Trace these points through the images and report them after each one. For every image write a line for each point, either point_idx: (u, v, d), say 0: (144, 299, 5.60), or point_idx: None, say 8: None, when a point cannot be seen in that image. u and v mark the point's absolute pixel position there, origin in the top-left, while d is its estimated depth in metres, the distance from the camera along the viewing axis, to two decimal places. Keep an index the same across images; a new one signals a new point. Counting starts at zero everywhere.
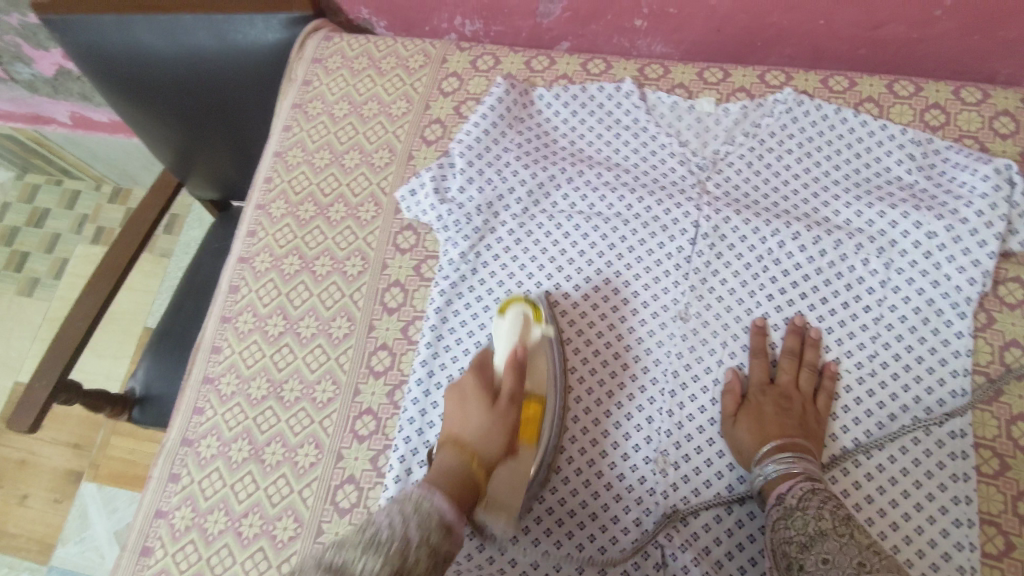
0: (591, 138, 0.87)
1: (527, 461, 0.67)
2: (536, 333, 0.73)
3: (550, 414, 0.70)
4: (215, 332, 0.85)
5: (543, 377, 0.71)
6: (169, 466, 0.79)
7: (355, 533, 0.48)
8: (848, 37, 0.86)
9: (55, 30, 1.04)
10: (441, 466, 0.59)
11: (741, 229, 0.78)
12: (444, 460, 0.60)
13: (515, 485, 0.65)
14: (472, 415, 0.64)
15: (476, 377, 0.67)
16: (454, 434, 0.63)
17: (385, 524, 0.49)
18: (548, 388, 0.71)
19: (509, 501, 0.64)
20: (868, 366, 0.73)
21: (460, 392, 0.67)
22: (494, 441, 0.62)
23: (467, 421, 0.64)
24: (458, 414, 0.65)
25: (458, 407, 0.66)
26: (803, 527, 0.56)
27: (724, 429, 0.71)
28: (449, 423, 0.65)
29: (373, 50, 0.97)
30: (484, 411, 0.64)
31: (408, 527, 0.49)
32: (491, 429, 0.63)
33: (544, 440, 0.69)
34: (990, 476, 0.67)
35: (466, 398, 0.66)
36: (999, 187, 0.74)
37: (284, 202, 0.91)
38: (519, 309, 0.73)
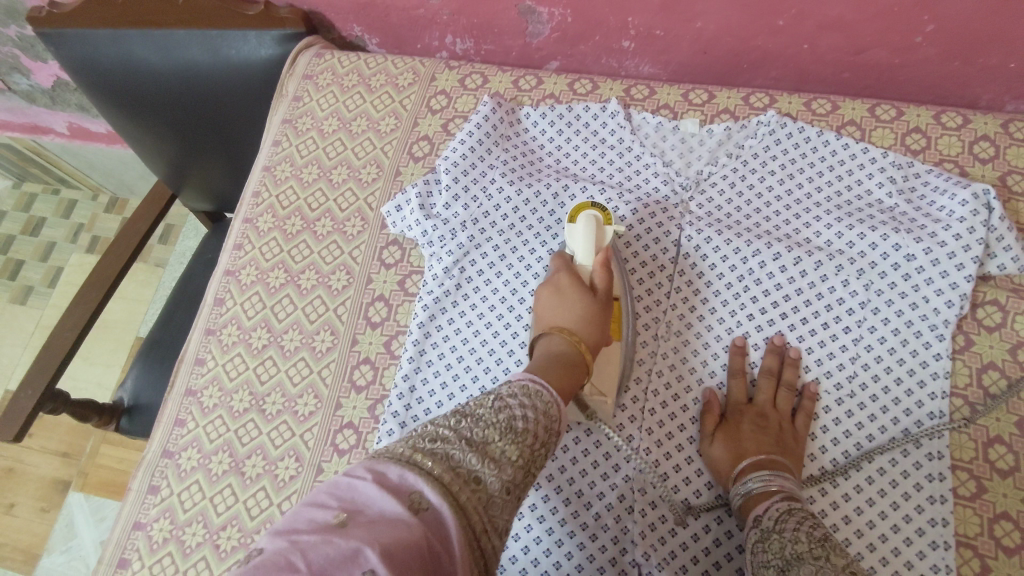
0: (576, 157, 0.88)
1: (614, 353, 0.72)
2: (609, 232, 0.75)
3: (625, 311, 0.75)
4: (200, 344, 0.85)
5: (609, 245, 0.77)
6: (149, 477, 0.79)
7: (491, 411, 0.49)
8: (831, 61, 0.88)
9: (50, 43, 1.06)
10: (554, 349, 0.62)
11: (723, 249, 0.79)
12: (556, 342, 0.63)
13: (608, 371, 0.71)
14: (571, 304, 0.67)
15: (572, 274, 0.70)
16: (556, 323, 0.65)
17: (518, 407, 0.49)
18: (621, 288, 0.75)
19: (610, 388, 0.71)
20: (847, 387, 0.73)
21: (554, 286, 0.70)
22: (597, 330, 0.66)
23: (568, 305, 0.67)
24: (562, 305, 0.67)
25: (554, 299, 0.68)
26: (779, 551, 0.56)
27: (703, 447, 0.71)
28: (547, 313, 0.68)
29: (364, 67, 0.98)
30: (584, 299, 0.67)
31: (536, 421, 0.50)
32: (594, 316, 0.67)
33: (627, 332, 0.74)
34: (966, 499, 0.67)
35: (563, 292, 0.69)
36: (977, 211, 0.74)
37: (272, 216, 0.92)
38: (591, 212, 0.75)
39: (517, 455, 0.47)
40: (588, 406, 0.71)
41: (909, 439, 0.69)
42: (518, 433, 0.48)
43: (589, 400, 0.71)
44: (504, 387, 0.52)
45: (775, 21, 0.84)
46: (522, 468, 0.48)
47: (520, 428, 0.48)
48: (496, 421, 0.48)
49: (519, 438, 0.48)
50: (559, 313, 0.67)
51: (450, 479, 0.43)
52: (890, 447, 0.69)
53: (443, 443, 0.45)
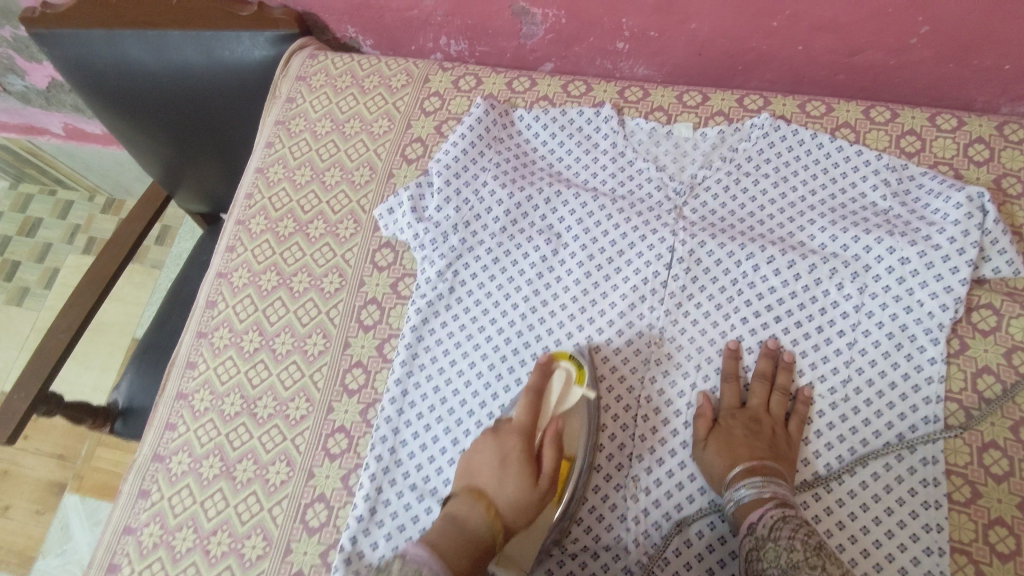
0: (570, 160, 0.88)
1: (545, 524, 0.64)
2: (576, 394, 0.70)
3: (577, 473, 0.67)
4: (191, 347, 0.85)
5: (576, 435, 0.69)
6: (140, 481, 0.79)
7: (397, 551, 0.48)
8: (826, 63, 0.87)
9: (43, 44, 1.06)
10: (466, 525, 0.56)
11: (717, 253, 0.79)
12: (468, 518, 0.56)
13: (530, 539, 0.63)
14: (509, 485, 0.59)
15: (520, 438, 0.63)
16: (479, 487, 0.59)
17: (428, 547, 0.48)
18: (579, 452, 0.68)
19: (523, 558, 0.63)
20: (842, 391, 0.72)
21: (503, 455, 0.62)
22: (523, 518, 0.59)
23: (502, 485, 0.59)
24: (498, 462, 0.61)
25: (492, 467, 0.61)
26: (775, 559, 0.55)
27: (696, 453, 0.71)
28: (478, 469, 0.61)
29: (357, 69, 0.98)
30: (524, 484, 0.60)
31: (444, 564, 0.49)
32: (523, 507, 0.59)
33: (568, 498, 0.66)
34: (961, 504, 0.67)
35: (507, 463, 0.61)
36: (971, 214, 0.74)
37: (264, 218, 0.91)
38: (567, 366, 0.71)
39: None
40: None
41: (904, 444, 0.69)
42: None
43: (495, 570, 0.61)
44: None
45: (770, 23, 0.84)
46: None
47: (425, 575, 0.47)
48: None
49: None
50: (490, 475, 0.60)
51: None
52: (884, 452, 0.69)
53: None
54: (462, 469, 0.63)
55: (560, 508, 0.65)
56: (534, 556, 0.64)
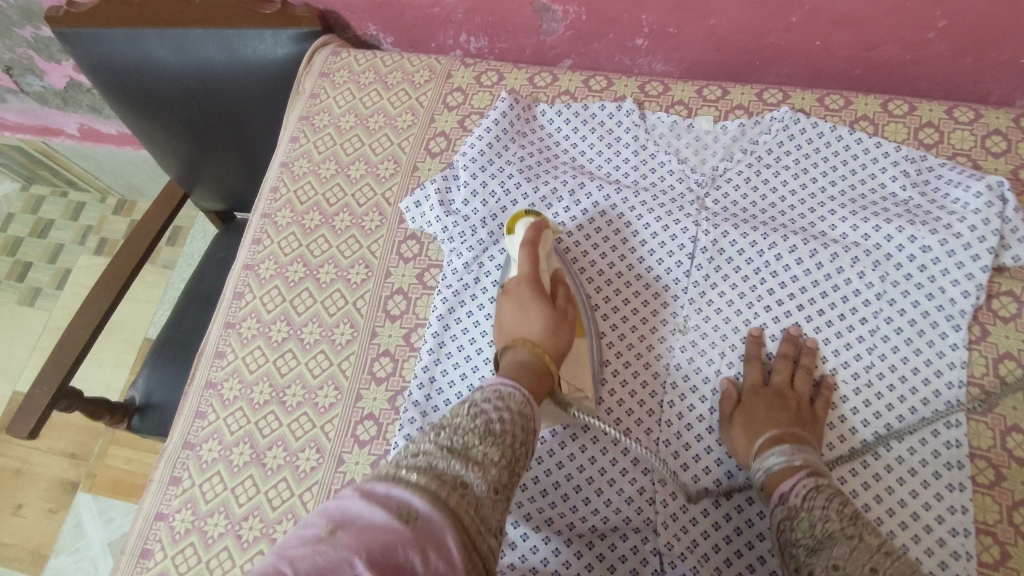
0: (592, 153, 0.89)
1: (580, 348, 0.74)
2: (552, 242, 0.79)
3: (584, 308, 0.77)
4: (219, 337, 0.86)
5: (565, 272, 0.78)
6: (170, 468, 0.80)
7: (467, 418, 0.54)
8: (843, 58, 0.89)
9: (67, 43, 1.08)
10: (523, 363, 0.65)
11: (740, 242, 0.80)
12: (521, 355, 0.66)
13: (581, 368, 0.73)
14: (535, 319, 0.70)
15: (529, 284, 0.72)
16: (518, 335, 0.69)
17: (494, 412, 0.54)
18: (575, 291, 0.78)
19: (585, 383, 0.73)
20: (865, 377, 0.74)
21: (518, 300, 0.72)
22: (561, 338, 0.70)
23: (531, 324, 0.69)
24: (519, 317, 0.70)
25: (518, 315, 0.71)
26: (809, 529, 0.56)
27: (722, 432, 0.72)
28: (509, 326, 0.71)
29: (380, 65, 0.99)
30: (545, 317, 0.70)
31: (512, 423, 0.54)
32: (553, 327, 0.70)
33: (588, 327, 0.76)
34: (986, 487, 0.68)
35: (528, 304, 0.71)
36: (991, 203, 0.75)
37: (290, 211, 0.92)
38: (530, 218, 0.77)
39: (499, 453, 0.52)
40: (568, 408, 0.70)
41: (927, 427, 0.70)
42: (498, 438, 0.53)
43: (571, 398, 0.71)
44: (480, 394, 0.57)
45: (789, 18, 0.85)
46: (505, 467, 0.52)
47: (498, 433, 0.53)
48: (474, 429, 0.52)
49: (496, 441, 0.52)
50: (521, 323, 0.70)
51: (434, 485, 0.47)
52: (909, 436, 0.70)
53: (426, 456, 0.50)
54: (496, 334, 0.72)
55: (587, 339, 0.75)
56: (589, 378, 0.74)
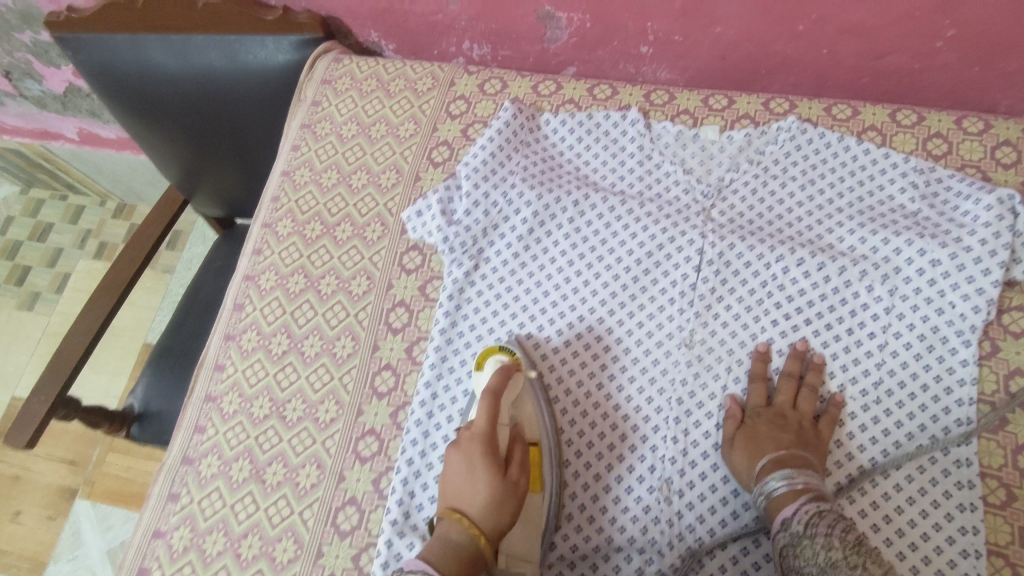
0: (596, 164, 0.88)
1: (533, 509, 0.66)
2: (519, 374, 0.71)
3: (549, 461, 0.69)
4: (218, 350, 0.85)
5: (532, 417, 0.70)
6: (169, 484, 0.78)
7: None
8: (850, 67, 0.87)
9: (67, 48, 1.07)
10: (450, 539, 0.59)
11: (746, 255, 0.79)
12: (451, 534, 0.59)
13: (529, 534, 0.65)
14: (479, 487, 0.61)
15: (482, 443, 0.64)
16: (456, 505, 0.61)
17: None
18: (541, 432, 0.70)
19: (529, 554, 0.65)
20: (873, 394, 0.72)
21: (467, 457, 0.63)
22: (501, 516, 0.61)
23: (472, 490, 0.61)
24: (464, 473, 0.62)
25: (461, 477, 0.62)
26: (813, 557, 0.56)
27: (724, 451, 0.71)
28: (450, 482, 0.63)
29: (382, 72, 0.98)
30: (490, 490, 0.61)
31: None
32: (496, 501, 0.61)
33: (549, 480, 0.69)
34: (997, 507, 0.67)
35: (473, 461, 0.63)
36: (1003, 216, 0.74)
37: (291, 221, 0.91)
38: (501, 360, 0.72)
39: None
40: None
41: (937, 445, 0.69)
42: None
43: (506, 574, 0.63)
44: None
45: (796, 27, 0.84)
46: None
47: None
48: None
49: None
50: (461, 485, 0.62)
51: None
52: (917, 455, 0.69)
53: None
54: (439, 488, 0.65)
55: (545, 497, 0.67)
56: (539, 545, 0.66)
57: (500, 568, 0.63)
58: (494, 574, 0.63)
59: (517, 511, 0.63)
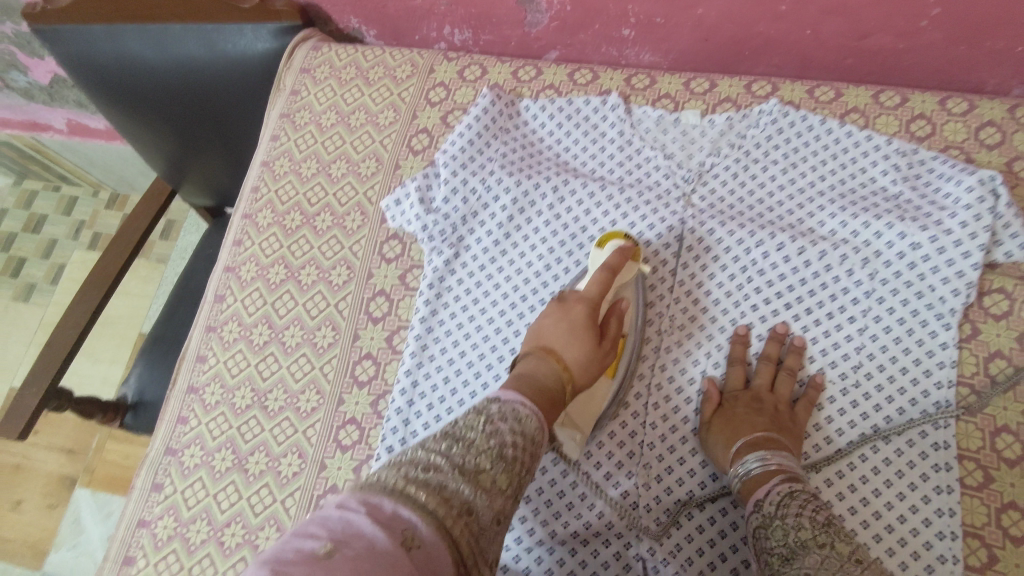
0: (576, 150, 0.87)
1: (602, 392, 0.71)
2: (632, 266, 0.74)
3: (629, 353, 0.73)
4: (200, 341, 0.85)
5: (629, 303, 0.74)
6: (153, 475, 0.79)
7: (481, 435, 0.47)
8: (834, 47, 0.86)
9: (46, 40, 1.05)
10: (537, 375, 0.58)
11: (726, 240, 0.78)
12: (540, 371, 0.59)
13: (589, 406, 0.70)
14: (577, 347, 0.63)
15: (589, 309, 0.66)
16: (552, 347, 0.62)
17: (507, 434, 0.48)
18: (631, 329, 0.74)
19: (584, 422, 0.70)
20: (852, 377, 0.72)
21: (571, 319, 0.65)
22: (588, 378, 0.63)
23: (569, 346, 0.63)
24: (564, 329, 0.64)
25: (564, 333, 0.64)
26: (783, 538, 0.56)
27: (701, 434, 0.71)
28: (548, 332, 0.64)
29: (361, 60, 0.97)
30: (591, 351, 0.63)
31: (524, 451, 0.49)
32: (589, 366, 0.63)
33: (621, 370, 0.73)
34: (973, 489, 0.67)
35: (577, 328, 0.64)
36: (983, 198, 0.73)
37: (271, 211, 0.91)
38: (621, 242, 0.73)
39: (506, 481, 0.47)
40: (554, 436, 0.69)
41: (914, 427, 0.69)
42: (508, 464, 0.47)
43: (558, 430, 0.69)
44: (494, 409, 0.50)
45: (777, 8, 0.83)
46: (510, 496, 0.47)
47: (510, 458, 0.47)
48: (488, 449, 0.46)
49: (508, 468, 0.47)
50: (563, 340, 0.63)
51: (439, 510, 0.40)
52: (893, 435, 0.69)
53: (437, 473, 0.43)
54: (531, 331, 0.67)
55: (615, 381, 0.72)
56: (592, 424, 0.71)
57: (556, 425, 0.68)
58: (554, 430, 0.69)
59: (597, 375, 0.65)
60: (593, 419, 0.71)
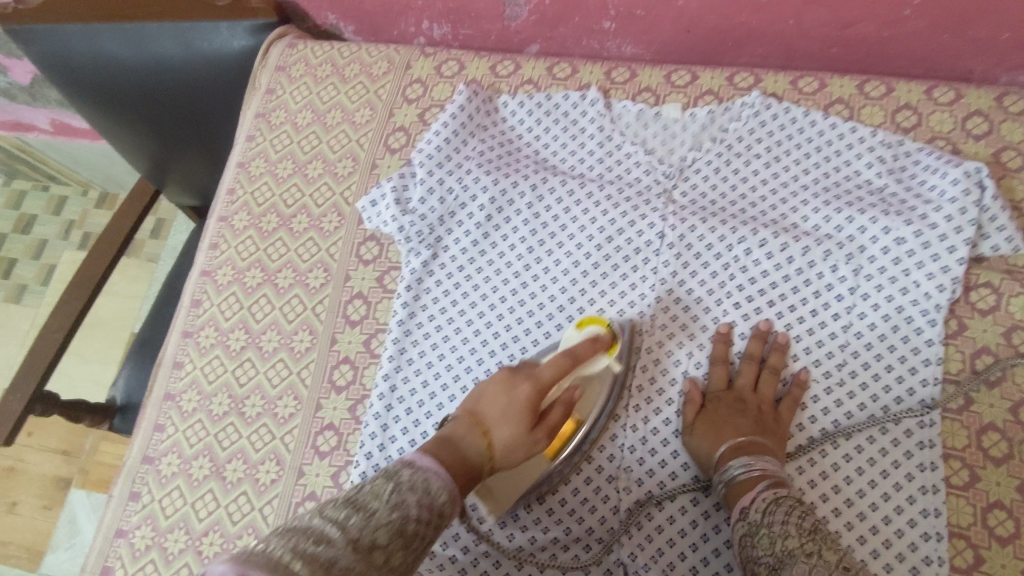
0: (556, 146, 0.86)
1: (535, 468, 0.67)
2: (604, 362, 0.69)
3: (580, 439, 0.69)
4: (177, 347, 0.84)
5: (591, 403, 0.70)
6: (130, 484, 0.78)
7: (385, 505, 0.44)
8: (818, 37, 0.84)
9: (19, 41, 1.02)
10: (459, 445, 0.55)
11: (707, 237, 0.77)
12: (467, 440, 0.56)
13: (517, 479, 0.67)
14: (509, 430, 0.58)
15: (535, 388, 0.60)
16: (480, 417, 0.59)
17: (414, 507, 0.45)
18: (589, 419, 0.70)
19: (504, 497, 0.67)
20: (837, 375, 0.71)
21: (511, 400, 0.59)
22: (511, 461, 0.59)
23: (501, 425, 0.58)
24: (502, 404, 0.59)
25: (501, 403, 0.59)
26: (770, 546, 0.54)
27: (683, 436, 0.70)
28: (484, 399, 0.60)
29: (337, 57, 0.96)
30: (523, 439, 0.58)
31: (428, 521, 0.46)
32: (515, 449, 0.58)
33: (564, 456, 0.69)
34: (959, 488, 0.66)
35: (515, 409, 0.59)
36: (969, 190, 0.71)
37: (247, 213, 0.90)
38: (598, 332, 0.70)
39: (400, 558, 0.43)
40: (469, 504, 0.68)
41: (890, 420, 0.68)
42: (406, 543, 0.44)
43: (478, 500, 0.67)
44: (404, 475, 0.47)
45: None
46: (404, 572, 0.44)
47: (410, 533, 0.44)
48: (389, 520, 0.43)
49: (405, 546, 0.44)
50: (497, 418, 0.58)
51: None
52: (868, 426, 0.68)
53: (327, 544, 0.40)
54: (471, 395, 0.63)
55: (554, 464, 0.68)
56: (516, 497, 0.67)
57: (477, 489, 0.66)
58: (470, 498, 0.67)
59: (524, 460, 0.60)
60: (524, 485, 0.67)
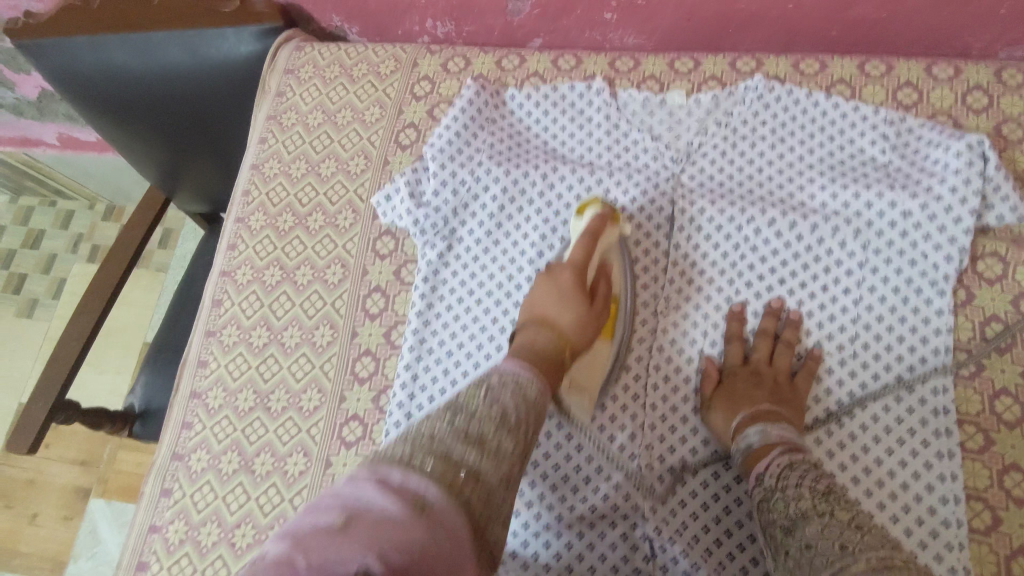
0: (564, 136, 0.88)
1: (602, 357, 0.73)
2: (612, 229, 0.76)
3: (624, 317, 0.75)
4: (201, 346, 0.86)
5: (616, 268, 0.76)
6: (161, 481, 0.80)
7: (483, 406, 0.51)
8: (817, 19, 0.86)
9: (30, 55, 1.03)
10: (536, 343, 0.62)
11: (717, 219, 0.78)
12: (537, 339, 0.63)
13: (594, 371, 0.71)
14: (568, 310, 0.67)
15: (574, 272, 0.70)
16: (544, 317, 0.66)
17: (511, 405, 0.52)
18: (621, 288, 0.76)
19: (589, 385, 0.71)
20: (850, 348, 0.73)
21: (559, 286, 0.69)
22: (585, 336, 0.67)
23: (561, 310, 0.67)
24: (555, 295, 0.68)
25: (552, 297, 0.68)
26: (784, 510, 0.56)
27: (702, 412, 0.72)
28: (540, 303, 0.68)
29: (345, 58, 0.97)
30: (581, 313, 0.67)
31: (526, 414, 0.52)
32: (584, 325, 0.67)
33: (619, 337, 0.75)
34: (975, 453, 0.67)
35: (565, 292, 0.68)
36: (972, 162, 0.73)
37: (263, 214, 0.91)
38: (597, 208, 0.76)
39: (511, 447, 0.50)
40: (564, 405, 0.70)
41: (902, 386, 0.70)
42: (513, 446, 0.50)
43: (567, 399, 0.70)
44: (495, 381, 0.54)
45: None
46: (518, 462, 0.50)
47: (513, 423, 0.51)
48: (489, 415, 0.50)
49: (511, 431, 0.50)
50: (553, 305, 0.67)
51: (448, 475, 0.44)
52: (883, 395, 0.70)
53: (441, 438, 0.47)
54: (523, 305, 0.70)
55: (614, 344, 0.74)
56: (598, 384, 0.72)
57: (563, 392, 0.69)
58: (560, 398, 0.69)
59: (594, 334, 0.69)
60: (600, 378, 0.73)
